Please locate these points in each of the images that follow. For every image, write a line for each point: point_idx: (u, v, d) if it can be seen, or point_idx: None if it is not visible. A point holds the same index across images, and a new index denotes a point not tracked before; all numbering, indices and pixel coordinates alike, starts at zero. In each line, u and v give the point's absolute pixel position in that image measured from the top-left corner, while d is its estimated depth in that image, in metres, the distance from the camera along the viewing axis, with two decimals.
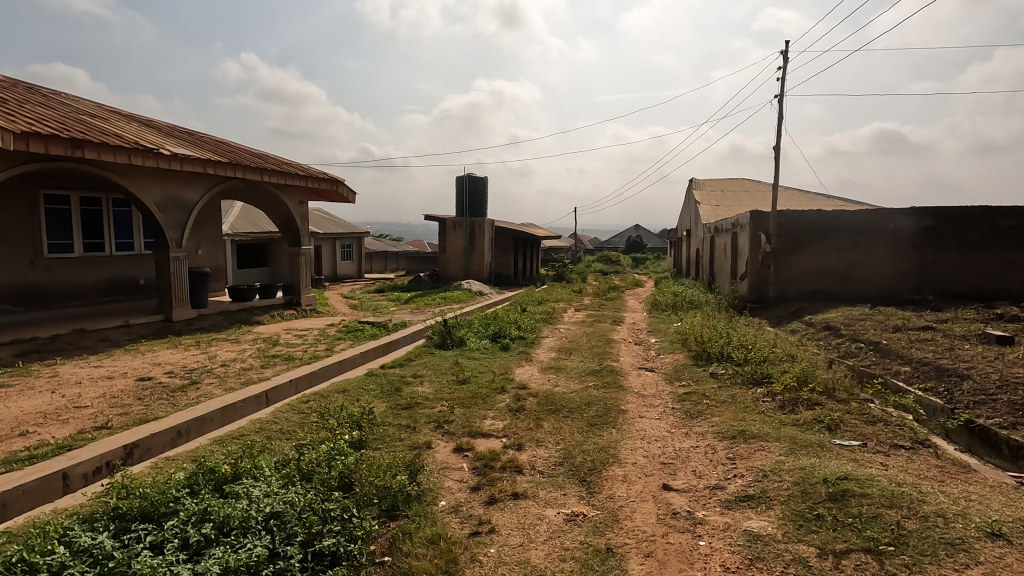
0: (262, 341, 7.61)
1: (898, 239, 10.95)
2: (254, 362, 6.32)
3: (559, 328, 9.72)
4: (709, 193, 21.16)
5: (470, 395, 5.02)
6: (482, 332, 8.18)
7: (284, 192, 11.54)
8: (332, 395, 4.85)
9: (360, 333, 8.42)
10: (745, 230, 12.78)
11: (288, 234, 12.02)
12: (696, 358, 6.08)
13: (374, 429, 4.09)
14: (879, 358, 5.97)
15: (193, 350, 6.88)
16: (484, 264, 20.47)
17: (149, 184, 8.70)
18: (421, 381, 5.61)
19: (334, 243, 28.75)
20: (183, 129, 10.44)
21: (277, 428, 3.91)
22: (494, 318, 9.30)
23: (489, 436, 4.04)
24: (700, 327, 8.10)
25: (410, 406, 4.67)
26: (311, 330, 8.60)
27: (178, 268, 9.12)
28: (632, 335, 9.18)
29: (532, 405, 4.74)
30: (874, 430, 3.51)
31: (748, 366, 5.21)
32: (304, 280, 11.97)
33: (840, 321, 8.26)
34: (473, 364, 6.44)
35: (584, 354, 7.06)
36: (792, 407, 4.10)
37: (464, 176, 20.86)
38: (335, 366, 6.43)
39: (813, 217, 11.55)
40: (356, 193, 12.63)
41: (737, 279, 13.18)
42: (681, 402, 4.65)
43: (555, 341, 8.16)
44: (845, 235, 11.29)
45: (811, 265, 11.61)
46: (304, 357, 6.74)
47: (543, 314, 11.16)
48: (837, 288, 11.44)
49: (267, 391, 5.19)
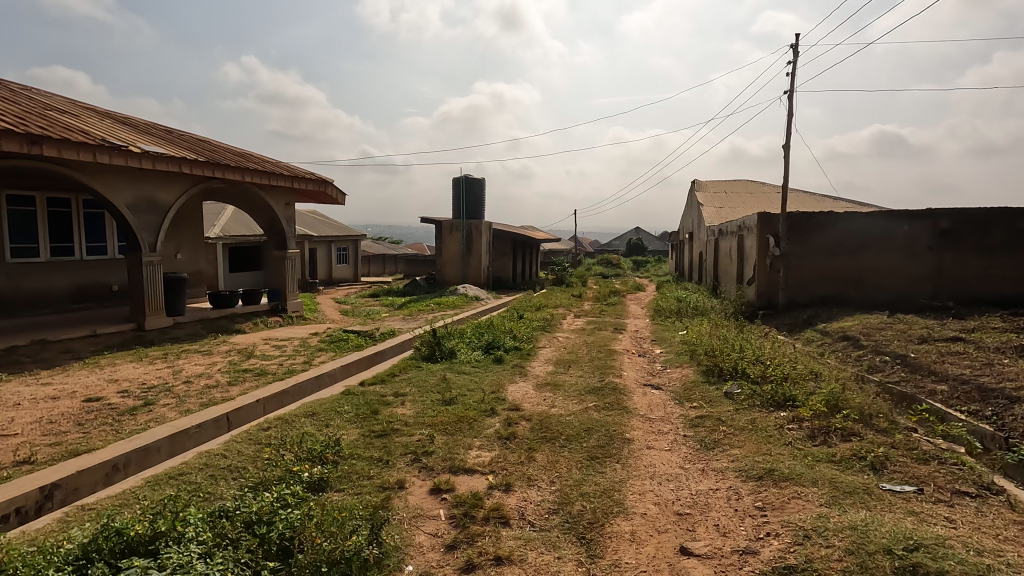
0: (236, 353, 7.04)
1: (913, 242, 10.41)
2: (221, 378, 5.76)
3: (557, 337, 9.15)
4: (711, 195, 20.63)
5: (455, 419, 4.45)
6: (474, 342, 7.62)
7: (269, 193, 11.01)
8: (297, 420, 4.29)
9: (344, 344, 7.86)
10: (752, 233, 12.23)
11: (274, 237, 11.48)
12: (707, 374, 5.51)
13: (339, 464, 3.53)
14: (909, 373, 5.41)
15: (158, 364, 6.32)
16: (482, 268, 19.91)
17: (120, 184, 8.15)
18: (403, 401, 5.05)
19: (329, 246, 28.18)
20: (161, 127, 9.92)
21: (223, 465, 3.35)
22: (487, 327, 8.73)
23: (472, 472, 3.48)
24: (709, 337, 7.51)
25: (385, 433, 4.10)
26: (291, 340, 8.04)
27: (152, 274, 8.56)
28: (635, 344, 8.61)
29: (524, 432, 4.17)
30: (928, 471, 2.95)
31: (767, 386, 4.65)
32: (291, 286, 11.42)
33: (858, 330, 7.69)
34: (462, 380, 5.87)
35: (584, 368, 6.49)
36: (826, 439, 3.54)
37: (461, 178, 20.36)
38: (311, 382, 5.87)
39: (825, 219, 11.00)
40: (346, 194, 12.10)
41: (743, 284, 12.62)
42: (694, 429, 4.08)
43: (553, 352, 7.59)
44: (858, 238, 10.75)
45: (822, 270, 11.04)
46: (278, 371, 6.18)
47: (541, 322, 10.60)
48: (850, 293, 10.90)
49: (228, 414, 4.63)
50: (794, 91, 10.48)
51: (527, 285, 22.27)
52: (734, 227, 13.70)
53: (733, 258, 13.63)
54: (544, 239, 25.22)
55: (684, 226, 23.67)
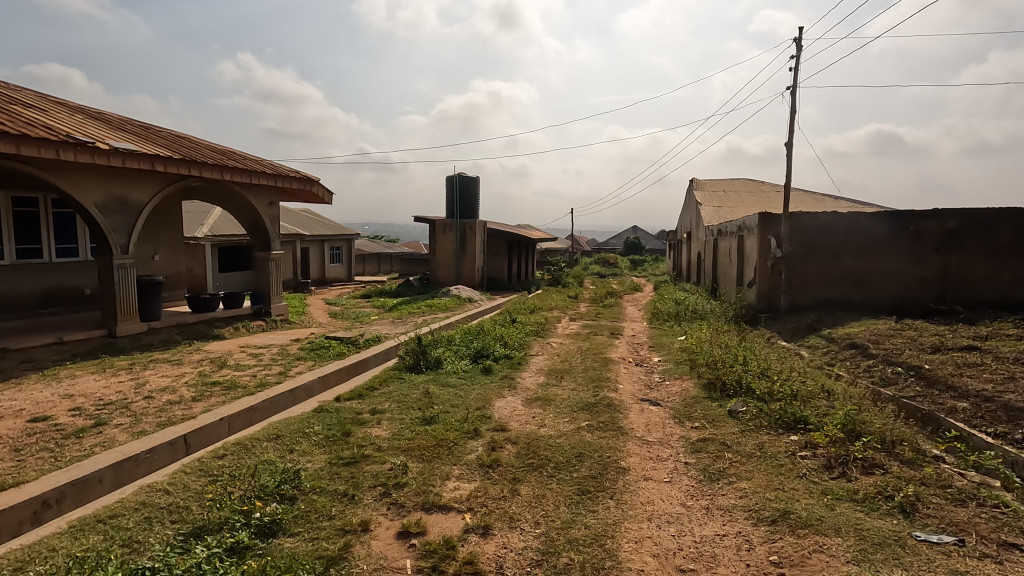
0: (208, 363, 6.61)
1: (919, 244, 10.07)
2: (185, 393, 5.34)
3: (550, 343, 8.73)
4: (710, 194, 20.27)
5: (433, 442, 4.04)
6: (462, 351, 7.21)
7: (252, 192, 10.58)
8: (257, 443, 3.88)
9: (325, 352, 7.44)
10: (753, 233, 11.86)
11: (257, 237, 11.06)
12: (709, 389, 5.11)
13: (296, 501, 3.12)
14: (925, 387, 5.03)
15: (121, 376, 5.90)
16: (476, 269, 19.51)
17: (88, 182, 7.72)
18: (379, 419, 4.65)
19: (322, 246, 27.71)
20: (137, 123, 9.49)
21: (162, 504, 2.94)
22: (477, 333, 8.31)
23: (447, 510, 3.08)
24: (710, 344, 7.12)
25: (354, 461, 3.69)
26: (270, 348, 7.62)
27: (124, 278, 8.14)
28: (632, 351, 8.22)
29: (508, 458, 3.77)
30: (968, 516, 2.57)
31: (775, 405, 4.26)
32: (275, 289, 11.00)
33: (866, 338, 7.31)
34: (446, 394, 5.48)
35: (577, 379, 6.09)
36: (846, 471, 3.15)
37: (454, 176, 19.94)
38: (283, 397, 5.46)
39: (828, 220, 10.63)
40: (332, 193, 11.69)
41: (744, 286, 12.24)
42: (696, 456, 3.69)
43: (546, 361, 7.18)
44: (862, 239, 10.40)
45: (826, 272, 10.67)
46: (250, 384, 5.77)
47: (535, 326, 10.19)
48: (854, 296, 10.54)
49: (185, 435, 4.22)
50: (796, 87, 10.12)
51: (523, 285, 21.83)
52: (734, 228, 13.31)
53: (733, 260, 13.25)
54: (539, 239, 24.73)
55: (682, 226, 23.30)
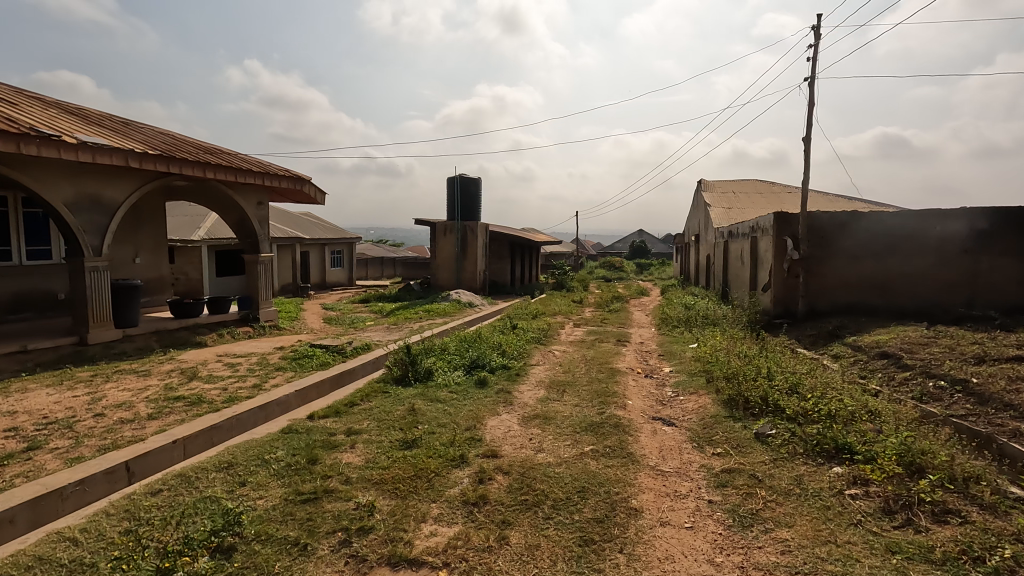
0: (177, 374, 6.05)
1: (945, 245, 9.39)
2: (142, 409, 4.76)
3: (553, 352, 8.13)
4: (719, 195, 19.64)
5: (410, 472, 3.45)
6: (455, 361, 6.61)
7: (239, 191, 10.07)
8: (203, 475, 3.30)
9: (307, 362, 6.87)
10: (767, 234, 11.24)
11: (245, 239, 10.55)
12: (731, 408, 4.49)
13: (233, 555, 2.54)
14: (977, 405, 4.39)
15: (78, 390, 5.34)
16: (477, 272, 18.93)
17: (57, 180, 7.20)
18: (354, 442, 4.08)
19: (322, 249, 27.25)
20: (117, 118, 9.01)
21: (62, 561, 2.37)
22: (473, 341, 7.72)
23: (418, 567, 2.50)
24: (727, 354, 6.49)
25: (315, 498, 3.10)
26: (248, 357, 7.06)
27: (97, 282, 7.62)
28: (640, 360, 7.61)
29: (498, 493, 3.19)
30: None
31: (812, 429, 3.64)
32: (264, 294, 10.48)
33: (898, 346, 6.67)
34: (434, 410, 4.90)
35: (581, 393, 5.50)
36: (912, 520, 2.56)
37: (456, 177, 19.42)
38: (252, 413, 4.88)
39: (847, 219, 10.03)
40: (325, 193, 11.17)
41: (757, 290, 11.61)
42: (722, 492, 3.09)
43: (547, 372, 6.57)
44: (885, 240, 9.77)
45: (845, 275, 10.05)
46: (218, 399, 5.21)
47: (536, 333, 9.59)
48: (876, 300, 9.89)
49: (126, 461, 3.63)
50: (814, 78, 9.52)
51: (526, 290, 21.24)
52: (747, 229, 12.70)
53: (746, 263, 12.62)
54: (544, 242, 24.15)
55: (690, 229, 22.66)
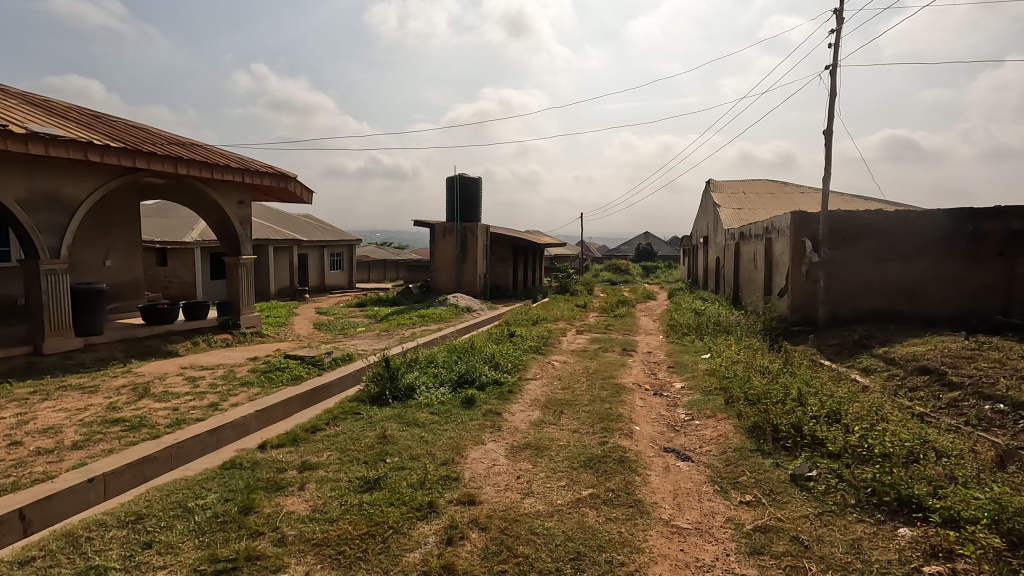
0: (127, 391, 5.38)
1: (979, 246, 8.73)
2: (68, 437, 4.09)
3: (552, 363, 7.41)
4: (728, 195, 18.88)
5: (362, 528, 2.77)
6: (441, 376, 5.91)
7: (218, 190, 9.46)
8: (100, 534, 2.62)
9: (278, 376, 6.18)
10: (782, 235, 10.48)
11: (226, 241, 9.92)
12: (757, 440, 3.77)
13: None
14: None
15: (6, 411, 4.68)
16: (477, 276, 18.23)
17: (8, 175, 6.58)
18: (306, 481, 3.40)
19: (321, 252, 26.69)
20: (87, 111, 8.41)
21: None
22: (463, 352, 7.01)
23: None
24: (747, 369, 5.76)
25: (232, 569, 2.41)
26: (214, 369, 6.40)
27: (54, 286, 6.99)
28: (649, 373, 6.91)
29: (470, 561, 2.49)
30: None
31: (864, 474, 2.94)
32: (245, 299, 9.87)
33: (938, 360, 5.93)
34: (409, 437, 4.22)
35: (581, 415, 4.80)
36: None
37: (455, 177, 18.76)
38: (198, 440, 4.21)
39: (872, 220, 9.27)
40: (312, 191, 10.57)
41: (772, 295, 10.85)
42: (758, 564, 2.39)
43: (544, 389, 5.85)
44: (913, 241, 9.05)
45: (870, 279, 9.26)
46: (163, 422, 4.54)
47: (535, 342, 8.88)
48: (902, 306, 9.14)
49: (21, 509, 2.97)
50: (835, 65, 8.80)
51: (528, 294, 20.50)
52: (761, 230, 11.94)
53: (759, 266, 11.86)
54: (547, 244, 23.52)
55: (698, 231, 21.90)
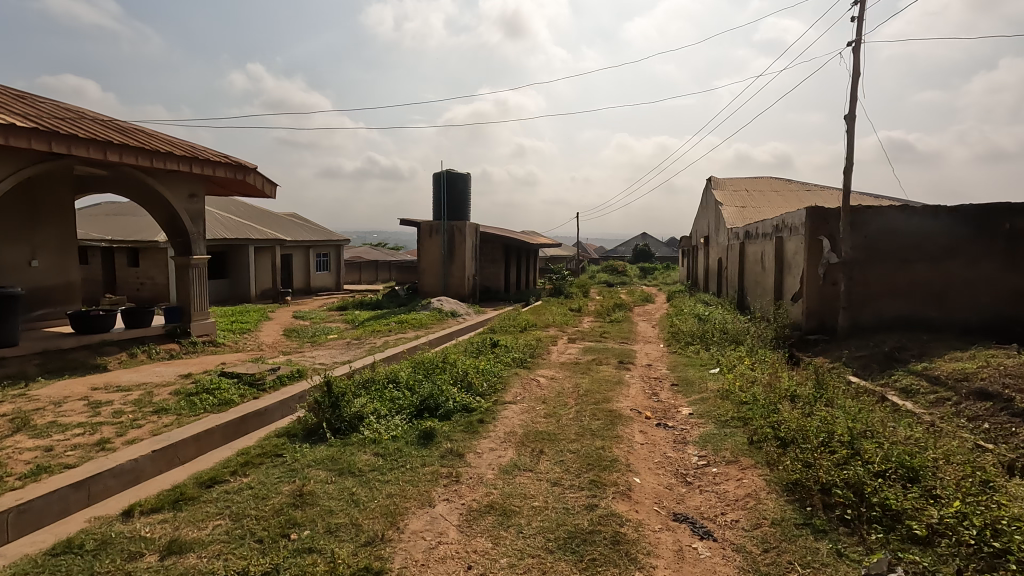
0: (3, 423, 4.31)
1: (1018, 247, 7.80)
2: None
3: (537, 381, 6.37)
4: (731, 193, 17.91)
5: None
6: (399, 402, 4.86)
7: (164, 182, 8.42)
8: None
9: (203, 399, 5.11)
10: (795, 234, 9.45)
11: (174, 239, 8.86)
12: (802, 509, 2.73)
13: None
14: None
15: None
16: (465, 278, 17.18)
17: None
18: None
19: (306, 252, 25.58)
20: (9, 91, 7.36)
21: None
22: (431, 369, 5.96)
23: None
24: (770, 394, 4.73)
25: None
26: (129, 392, 5.32)
27: None
28: (651, 393, 5.88)
29: None
30: None
31: None
32: (198, 304, 8.82)
33: (996, 380, 4.94)
34: (335, 494, 3.18)
35: (566, 457, 3.77)
36: None
37: (442, 173, 17.74)
38: (55, 499, 3.17)
39: (898, 216, 8.24)
40: (274, 184, 9.56)
41: (784, 300, 9.81)
42: None
43: (524, 417, 4.81)
44: (942, 241, 8.08)
45: (895, 283, 8.24)
46: (22, 471, 3.48)
47: (520, 354, 7.81)
48: (930, 312, 8.14)
49: None
50: (857, 43, 7.85)
51: (520, 296, 19.41)
52: (770, 228, 10.92)
53: (768, 267, 10.85)
54: (542, 244, 22.52)
55: (698, 231, 20.94)
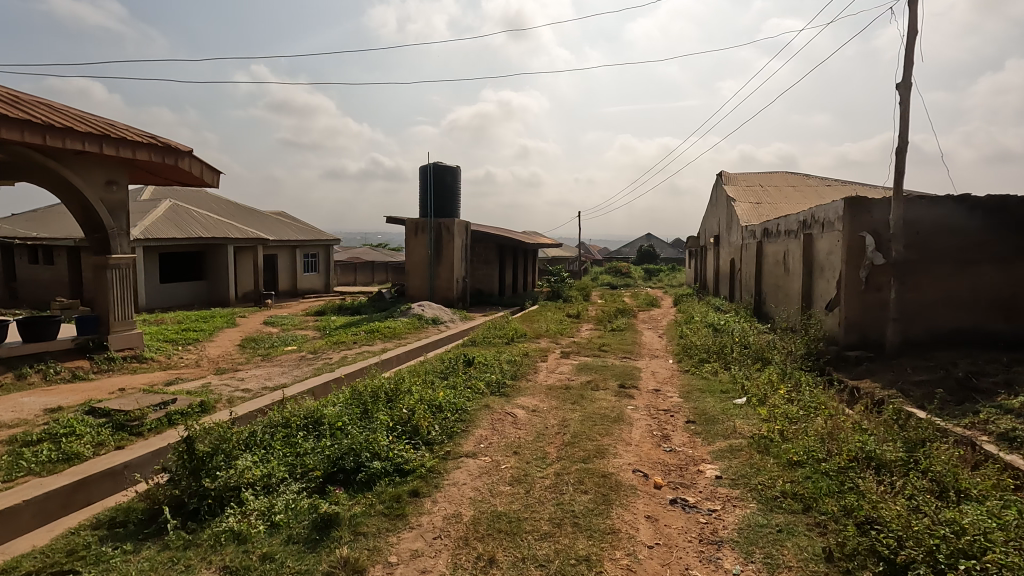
0: None
1: None
2: None
3: (512, 416, 4.91)
4: (745, 189, 16.41)
5: None
6: (302, 461, 3.41)
7: (73, 165, 7.01)
8: None
9: (36, 452, 3.64)
10: (831, 231, 7.90)
11: (88, 234, 7.43)
12: None
13: None
14: None
15: None
16: (454, 281, 15.71)
17: None
18: None
19: (292, 253, 24.18)
20: None
21: None
22: (370, 405, 4.49)
23: None
24: (834, 454, 3.26)
25: None
26: None
27: None
28: (662, 437, 4.40)
29: None
30: None
31: None
32: (116, 313, 7.42)
33: None
34: None
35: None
36: None
37: (430, 166, 16.34)
38: None
39: (958, 210, 6.74)
40: (216, 171, 8.21)
41: (815, 309, 8.25)
42: None
43: (479, 484, 3.35)
44: (1011, 240, 6.69)
45: (954, 289, 6.75)
46: None
47: (497, 376, 6.32)
48: (996, 325, 6.70)
49: None
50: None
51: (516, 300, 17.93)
52: (796, 224, 9.40)
53: (796, 270, 9.32)
54: (541, 244, 21.04)
55: (708, 231, 19.44)
